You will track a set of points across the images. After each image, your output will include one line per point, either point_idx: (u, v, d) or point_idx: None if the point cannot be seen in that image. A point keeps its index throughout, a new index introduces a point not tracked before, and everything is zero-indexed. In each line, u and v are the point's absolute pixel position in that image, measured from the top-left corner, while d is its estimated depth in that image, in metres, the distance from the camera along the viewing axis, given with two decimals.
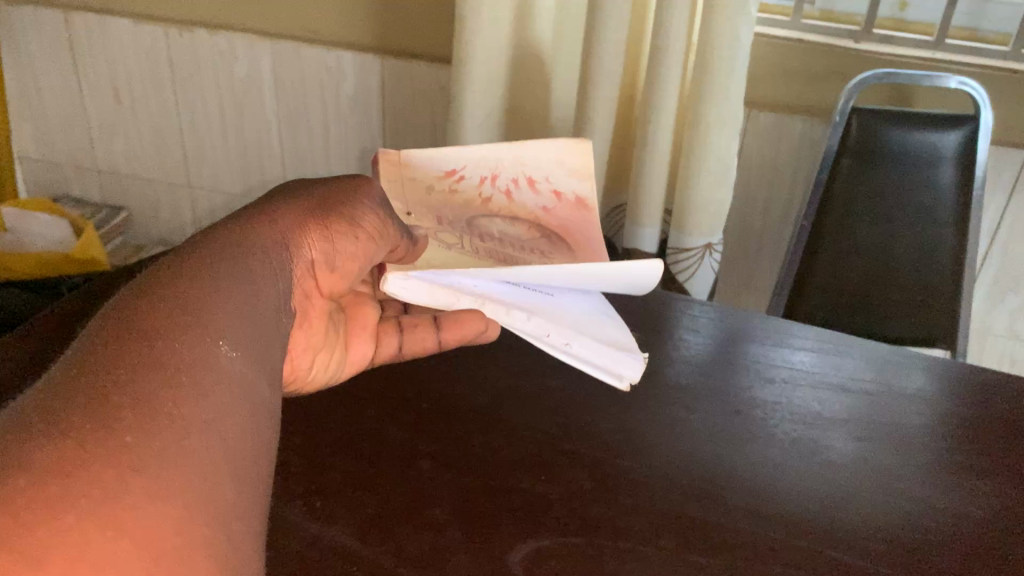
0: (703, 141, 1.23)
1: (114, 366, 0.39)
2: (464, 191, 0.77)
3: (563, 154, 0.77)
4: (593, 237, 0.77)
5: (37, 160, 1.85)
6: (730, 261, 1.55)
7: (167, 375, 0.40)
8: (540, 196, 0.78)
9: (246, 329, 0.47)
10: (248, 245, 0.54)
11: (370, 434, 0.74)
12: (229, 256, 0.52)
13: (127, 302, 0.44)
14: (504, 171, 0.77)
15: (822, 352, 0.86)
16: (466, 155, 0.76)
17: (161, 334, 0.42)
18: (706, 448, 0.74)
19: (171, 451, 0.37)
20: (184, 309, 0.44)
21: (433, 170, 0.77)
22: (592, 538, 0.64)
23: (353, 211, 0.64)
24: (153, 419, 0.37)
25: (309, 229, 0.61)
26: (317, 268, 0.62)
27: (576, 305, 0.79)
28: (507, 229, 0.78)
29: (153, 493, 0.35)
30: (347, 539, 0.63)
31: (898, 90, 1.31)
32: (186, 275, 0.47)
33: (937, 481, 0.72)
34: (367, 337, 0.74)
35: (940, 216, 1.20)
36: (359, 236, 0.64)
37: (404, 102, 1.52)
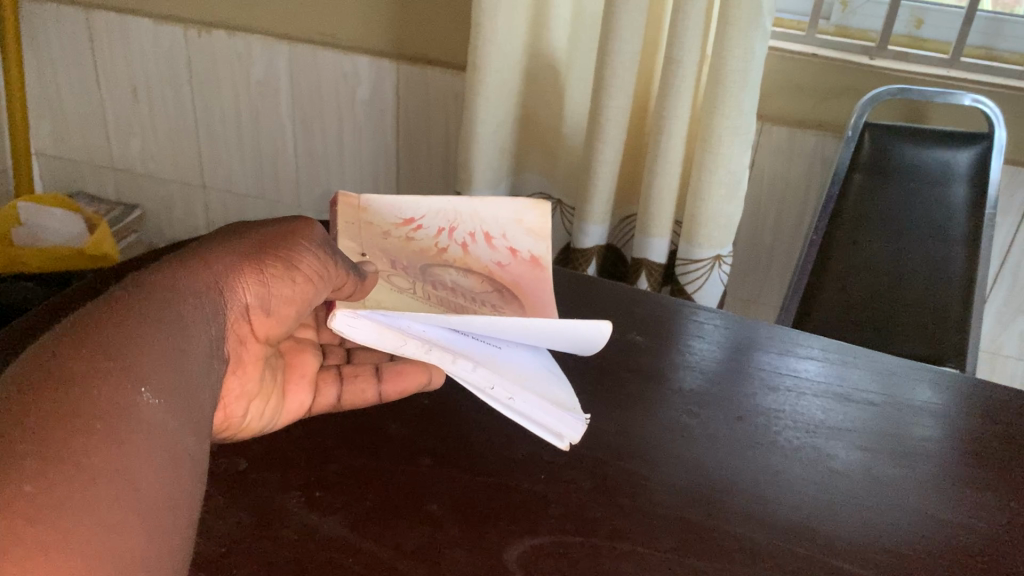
0: (714, 154, 1.23)
1: (29, 413, 0.41)
2: (422, 240, 0.84)
3: (517, 214, 0.87)
4: (543, 291, 0.84)
5: (54, 157, 1.87)
6: (740, 273, 1.55)
7: (82, 420, 0.42)
8: (496, 252, 0.86)
9: (170, 373, 0.49)
10: (181, 289, 0.56)
11: (371, 428, 0.74)
12: (165, 300, 0.54)
13: (50, 346, 0.46)
14: (462, 225, 0.85)
15: (829, 362, 0.86)
16: (426, 207, 0.85)
17: (81, 379, 0.44)
18: (706, 453, 0.74)
19: (73, 500, 0.39)
20: (106, 354, 0.46)
21: (392, 218, 0.83)
22: (590, 538, 0.64)
23: (290, 254, 0.66)
24: (57, 468, 0.39)
25: (243, 273, 0.63)
26: (251, 313, 0.64)
27: (523, 360, 0.78)
28: (460, 279, 0.81)
29: (47, 545, 0.37)
30: (344, 531, 0.63)
31: (912, 107, 1.31)
32: (113, 321, 0.49)
33: (938, 494, 0.72)
34: (306, 385, 0.72)
35: (951, 234, 1.20)
36: (297, 279, 0.65)
37: (419, 106, 1.53)
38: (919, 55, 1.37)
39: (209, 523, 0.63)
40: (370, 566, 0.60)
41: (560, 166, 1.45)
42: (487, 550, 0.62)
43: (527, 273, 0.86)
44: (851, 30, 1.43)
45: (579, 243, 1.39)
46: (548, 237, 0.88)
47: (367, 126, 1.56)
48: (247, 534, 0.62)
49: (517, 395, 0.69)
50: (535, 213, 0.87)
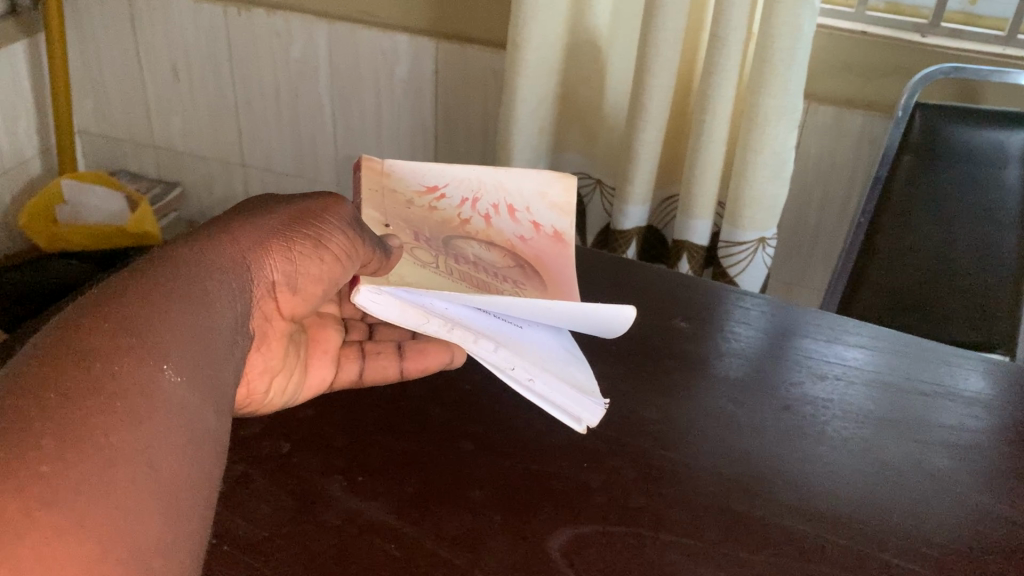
0: (760, 134, 1.21)
1: (47, 391, 0.41)
2: (445, 209, 0.83)
3: (542, 187, 0.86)
4: (566, 266, 0.83)
5: (97, 135, 1.89)
6: (783, 256, 1.52)
7: (101, 400, 0.42)
8: (519, 225, 0.85)
9: (194, 348, 0.49)
10: (208, 263, 0.56)
11: (412, 411, 0.74)
12: (190, 275, 0.53)
13: (73, 320, 0.46)
14: (485, 196, 0.84)
15: (877, 350, 0.84)
16: (450, 175, 0.84)
17: (101, 356, 0.44)
18: (751, 442, 0.72)
19: (91, 483, 0.39)
20: (127, 330, 0.46)
21: (416, 185, 0.83)
22: (634, 528, 0.63)
23: (318, 233, 0.65)
24: (75, 449, 0.39)
25: (272, 250, 0.62)
26: (278, 290, 0.64)
27: (544, 341, 0.78)
28: (483, 253, 0.81)
29: (63, 529, 0.37)
30: (386, 516, 0.63)
31: (965, 86, 1.28)
32: (138, 295, 0.49)
33: (992, 488, 0.70)
34: (328, 360, 0.73)
35: (1003, 217, 1.16)
36: (325, 257, 0.65)
37: (459, 85, 1.52)
38: (973, 32, 1.33)
39: (251, 507, 0.63)
40: (413, 554, 0.60)
41: (600, 147, 1.44)
42: (529, 535, 0.62)
43: (551, 249, 0.85)
44: (903, 7, 1.39)
45: (620, 226, 1.37)
46: (573, 213, 0.86)
47: (406, 105, 1.55)
48: (290, 519, 0.62)
49: (537, 376, 0.70)
50: (561, 187, 0.86)
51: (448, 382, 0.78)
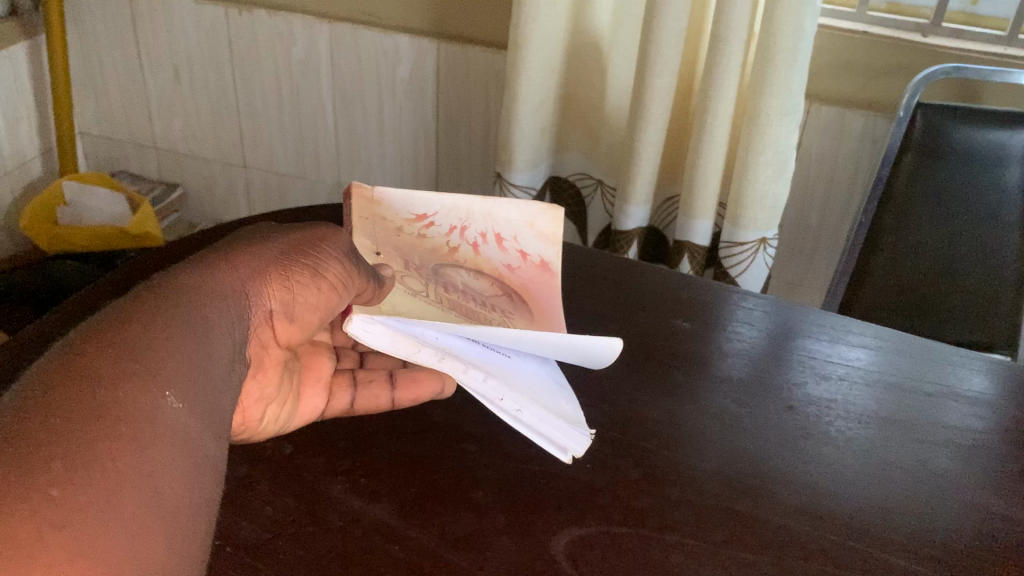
0: (761, 135, 1.21)
1: (53, 410, 0.41)
2: (433, 237, 0.82)
3: (531, 217, 0.82)
4: (553, 298, 0.81)
5: (98, 137, 1.89)
6: (784, 256, 1.52)
7: (106, 425, 0.42)
8: (506, 254, 0.83)
9: (195, 379, 0.49)
10: (207, 290, 0.56)
11: (413, 412, 0.74)
12: (189, 300, 0.53)
13: (74, 345, 0.45)
14: (474, 224, 0.82)
15: (879, 350, 0.84)
16: (439, 203, 0.81)
17: (105, 380, 0.44)
18: (754, 443, 0.72)
19: (96, 509, 0.39)
20: (131, 355, 0.46)
21: (404, 213, 0.81)
22: (638, 529, 0.63)
23: (316, 263, 0.65)
24: (83, 473, 0.39)
25: (270, 279, 0.62)
26: (275, 318, 0.63)
27: (533, 369, 0.76)
28: (471, 281, 0.81)
29: (72, 551, 0.37)
30: (388, 517, 0.63)
31: (966, 86, 1.27)
32: (138, 320, 0.49)
33: (995, 488, 0.70)
34: (321, 388, 0.70)
35: (1005, 217, 1.16)
36: (323, 286, 0.65)
37: (460, 86, 1.52)
38: (975, 32, 1.32)
39: (255, 510, 0.63)
40: (417, 555, 0.60)
41: (602, 147, 1.43)
42: (531, 536, 0.62)
43: (538, 278, 0.83)
44: (904, 7, 1.38)
45: (621, 226, 1.37)
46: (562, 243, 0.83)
47: (408, 105, 1.55)
48: (293, 521, 0.62)
49: (525, 409, 0.68)
50: (549, 217, 0.82)
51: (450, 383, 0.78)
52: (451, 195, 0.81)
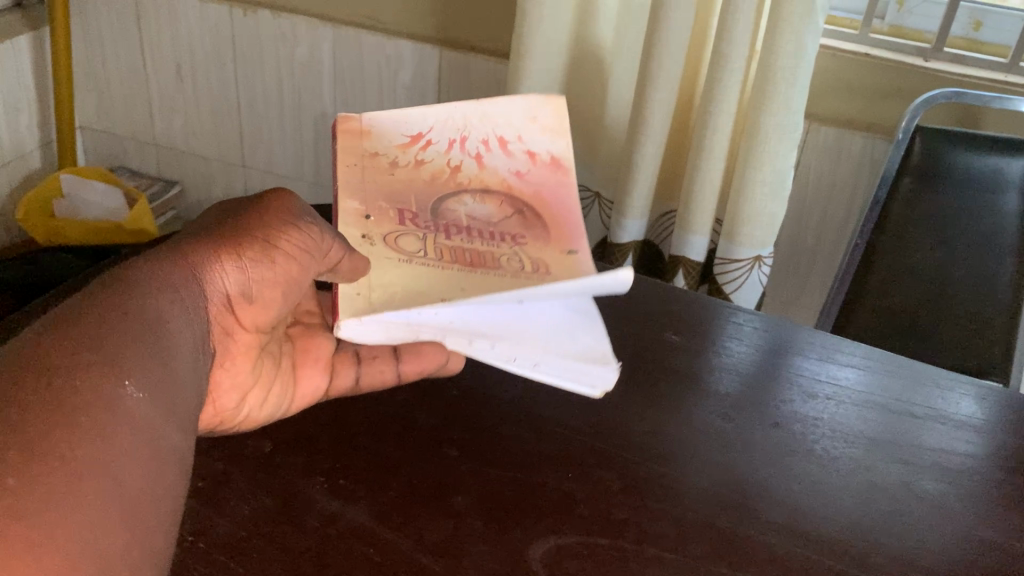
0: (759, 152, 1.21)
1: (11, 402, 0.40)
2: (432, 159, 0.83)
3: (530, 112, 0.86)
4: (567, 197, 0.82)
5: (99, 131, 1.89)
6: (779, 275, 1.52)
7: (65, 414, 0.41)
8: (513, 158, 0.84)
9: (154, 364, 0.49)
10: (163, 281, 0.55)
11: (398, 416, 0.73)
12: (146, 296, 0.53)
13: (33, 336, 0.45)
14: (472, 134, 0.84)
15: (870, 370, 0.83)
16: (432, 121, 0.84)
17: (62, 371, 0.43)
18: (739, 459, 0.72)
19: (57, 498, 0.39)
20: (89, 345, 0.46)
21: (400, 137, 0.83)
22: (616, 540, 0.63)
23: (263, 237, 0.64)
24: (41, 461, 0.39)
25: (219, 259, 0.61)
26: (235, 303, 0.62)
27: (567, 308, 0.76)
28: (476, 208, 0.80)
29: (32, 540, 0.37)
30: (366, 518, 0.63)
31: (966, 112, 1.28)
32: (97, 313, 0.49)
33: (981, 513, 0.70)
34: (320, 368, 0.72)
35: (1001, 243, 1.15)
36: (276, 258, 0.64)
37: (461, 93, 1.52)
38: (976, 58, 1.32)
39: (232, 506, 0.62)
40: (393, 560, 0.59)
41: (600, 159, 1.43)
42: (510, 543, 0.62)
43: (551, 178, 0.84)
44: (906, 31, 1.39)
45: (617, 238, 1.37)
46: (563, 134, 0.86)
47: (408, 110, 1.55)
48: (269, 519, 0.62)
49: (542, 360, 0.68)
50: (549, 110, 0.87)
51: (434, 386, 0.77)
52: (443, 108, 0.84)
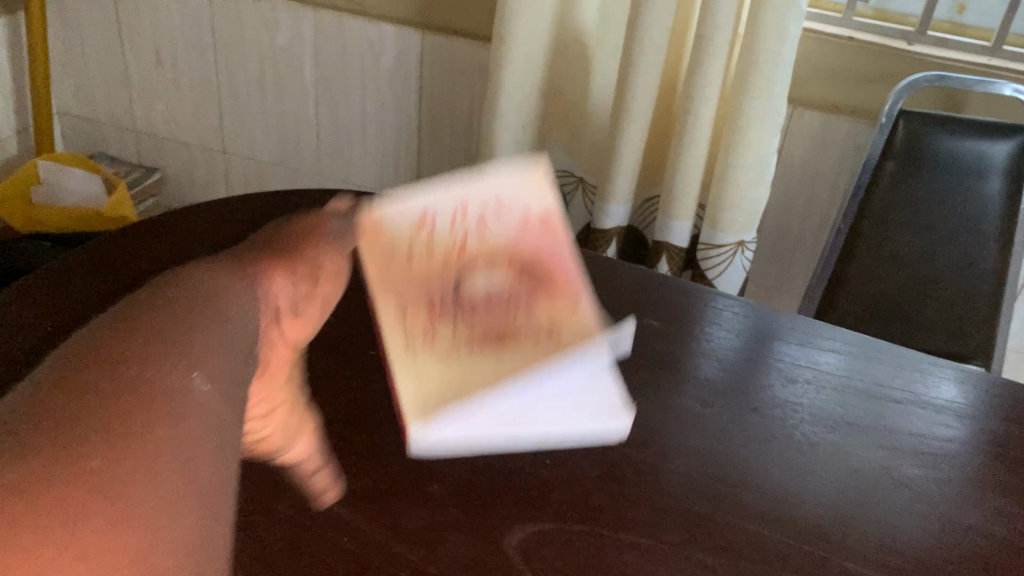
0: (742, 137, 1.20)
1: (76, 400, 0.35)
2: (436, 242, 0.70)
3: (520, 186, 0.71)
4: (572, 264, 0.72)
5: (77, 117, 1.87)
6: (762, 261, 1.52)
7: (136, 407, 0.36)
8: (512, 227, 0.71)
9: (221, 356, 0.42)
10: (222, 289, 0.47)
11: (370, 404, 0.72)
12: (202, 295, 0.45)
13: (88, 343, 0.38)
14: (469, 212, 0.70)
15: (850, 355, 0.83)
16: (421, 204, 0.69)
17: (125, 366, 0.37)
18: (717, 445, 0.71)
19: (133, 489, 0.33)
20: (164, 340, 0.40)
21: (396, 224, 0.69)
22: (593, 527, 0.63)
23: (316, 258, 0.59)
24: (115, 454, 0.34)
25: (273, 268, 0.53)
26: (286, 314, 0.53)
27: (576, 395, 0.72)
28: (489, 276, 0.70)
29: (106, 536, 0.32)
30: (339, 504, 0.62)
31: (949, 96, 1.27)
32: (155, 315, 0.42)
33: (961, 498, 0.69)
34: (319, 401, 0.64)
35: (984, 227, 1.14)
36: (325, 279, 0.59)
37: (444, 78, 1.50)
38: (960, 42, 1.32)
39: None
40: (367, 550, 0.59)
41: (584, 145, 1.42)
42: (489, 531, 0.61)
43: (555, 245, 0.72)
44: (890, 15, 1.38)
45: (600, 225, 1.36)
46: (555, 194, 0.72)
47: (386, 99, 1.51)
48: (241, 509, 0.61)
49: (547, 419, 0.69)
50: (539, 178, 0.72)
51: None
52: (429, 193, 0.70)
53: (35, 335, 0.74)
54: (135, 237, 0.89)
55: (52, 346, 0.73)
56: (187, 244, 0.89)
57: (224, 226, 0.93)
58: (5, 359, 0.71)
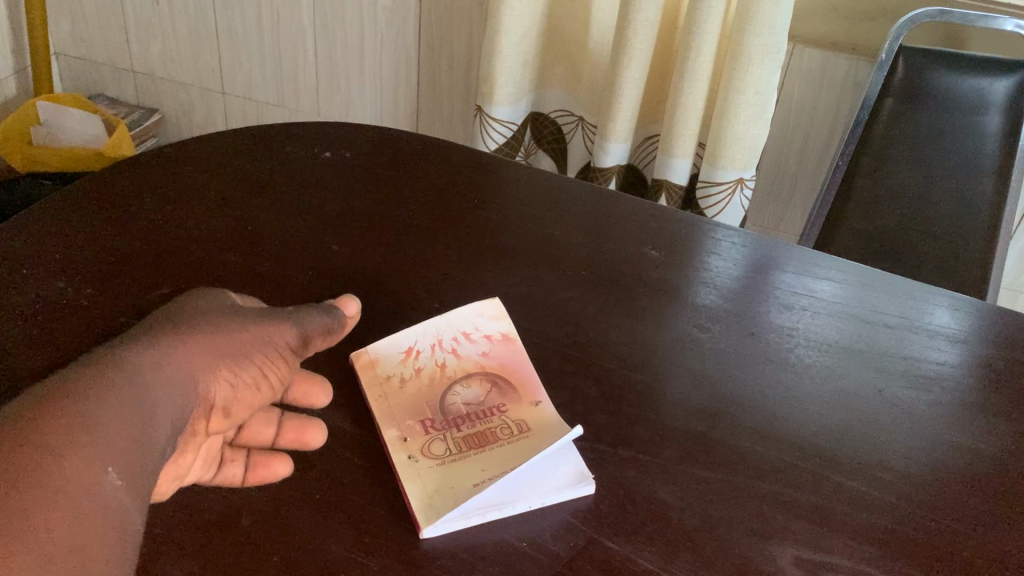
0: (742, 74, 1.20)
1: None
2: None
3: None
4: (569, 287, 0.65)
5: (76, 58, 1.86)
6: (762, 199, 1.52)
7: (50, 497, 0.41)
8: None
9: (139, 459, 0.47)
10: (157, 383, 0.50)
11: (374, 330, 0.74)
12: (135, 383, 0.49)
13: (27, 410, 0.44)
14: None
15: (846, 284, 0.84)
16: None
17: (51, 450, 0.43)
18: (715, 367, 0.73)
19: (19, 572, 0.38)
20: (71, 440, 0.44)
21: None
22: (594, 443, 0.65)
23: (270, 358, 0.59)
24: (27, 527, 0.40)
25: (216, 376, 0.54)
26: (212, 415, 0.55)
27: (543, 473, 0.62)
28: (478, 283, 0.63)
29: None
30: (348, 425, 0.65)
31: (950, 33, 1.27)
32: (87, 396, 0.47)
33: (955, 419, 0.71)
34: (270, 423, 0.62)
35: (982, 162, 1.13)
36: (261, 386, 0.58)
37: (442, 16, 1.49)
38: None
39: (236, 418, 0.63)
40: (374, 467, 0.61)
41: (584, 84, 1.42)
42: (496, 459, 0.64)
43: None
44: None
45: (600, 163, 1.36)
46: None
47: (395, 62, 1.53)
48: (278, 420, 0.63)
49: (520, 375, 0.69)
50: None
51: (414, 298, 0.78)
52: None
53: (45, 262, 0.76)
54: (139, 170, 0.90)
55: (61, 275, 0.75)
56: (192, 174, 0.91)
57: (227, 158, 0.93)
58: (19, 286, 0.73)
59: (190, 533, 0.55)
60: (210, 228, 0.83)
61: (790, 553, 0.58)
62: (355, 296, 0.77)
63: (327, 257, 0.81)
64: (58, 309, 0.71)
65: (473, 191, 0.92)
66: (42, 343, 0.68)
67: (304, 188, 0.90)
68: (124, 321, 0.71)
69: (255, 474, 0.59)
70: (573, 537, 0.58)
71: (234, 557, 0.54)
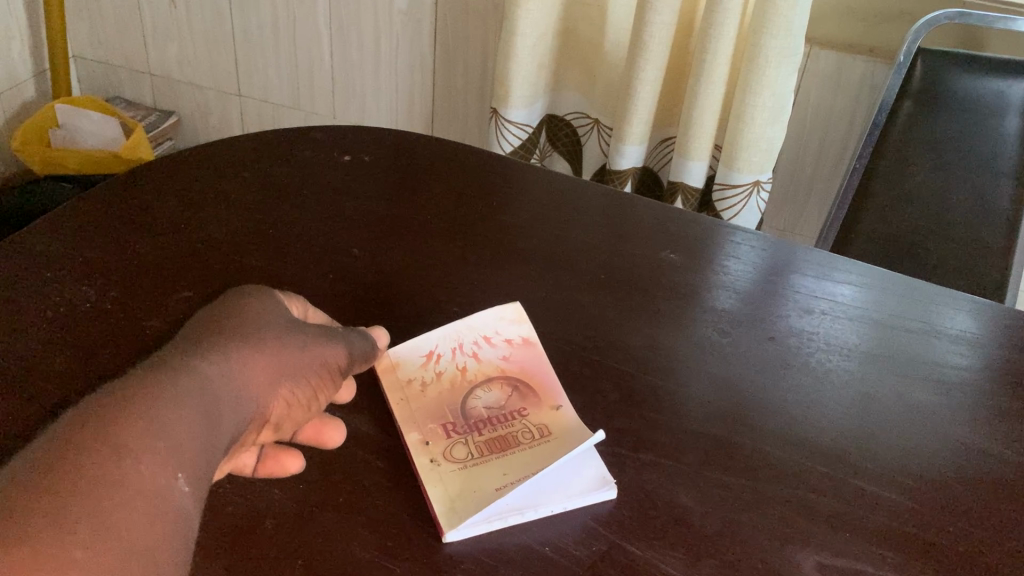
0: (759, 76, 1.20)
1: (74, 475, 0.41)
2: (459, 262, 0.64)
3: None
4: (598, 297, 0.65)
5: (94, 62, 1.88)
6: (776, 202, 1.52)
7: (125, 498, 0.41)
8: None
9: (201, 462, 0.47)
10: (217, 395, 0.50)
11: (395, 334, 0.74)
12: (196, 392, 0.49)
13: (99, 412, 0.44)
14: None
15: (866, 288, 0.84)
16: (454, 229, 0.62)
17: (124, 451, 0.43)
18: (735, 373, 0.73)
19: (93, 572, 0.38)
20: (141, 440, 0.44)
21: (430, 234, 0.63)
22: (615, 448, 0.65)
23: (323, 376, 0.58)
24: (104, 526, 0.40)
25: (273, 393, 0.54)
26: (262, 430, 0.55)
27: (566, 477, 0.63)
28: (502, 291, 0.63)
29: None
30: (369, 429, 0.65)
31: (967, 35, 1.27)
32: (152, 398, 0.47)
33: (976, 423, 0.71)
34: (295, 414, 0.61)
35: (1002, 164, 1.11)
36: (311, 404, 0.58)
37: (458, 19, 1.50)
38: None
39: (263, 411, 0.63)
40: (395, 472, 0.62)
41: (600, 86, 1.42)
42: (518, 463, 0.64)
43: None
44: None
45: (616, 165, 1.36)
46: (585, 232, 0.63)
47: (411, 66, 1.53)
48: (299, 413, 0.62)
49: None
50: None
51: (434, 302, 0.78)
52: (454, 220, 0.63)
53: (69, 266, 0.76)
54: (159, 175, 0.90)
55: (84, 279, 0.75)
56: (212, 178, 0.91)
57: (245, 162, 0.94)
58: (43, 289, 0.73)
59: (215, 536, 0.55)
60: (230, 232, 0.83)
61: (814, 558, 0.58)
62: (378, 300, 0.77)
63: (347, 261, 0.81)
64: (81, 312, 0.71)
65: (491, 195, 0.92)
66: (66, 346, 0.68)
67: (324, 192, 0.91)
68: (147, 325, 0.71)
69: (267, 468, 0.58)
70: (596, 541, 0.58)
71: (260, 560, 0.55)
